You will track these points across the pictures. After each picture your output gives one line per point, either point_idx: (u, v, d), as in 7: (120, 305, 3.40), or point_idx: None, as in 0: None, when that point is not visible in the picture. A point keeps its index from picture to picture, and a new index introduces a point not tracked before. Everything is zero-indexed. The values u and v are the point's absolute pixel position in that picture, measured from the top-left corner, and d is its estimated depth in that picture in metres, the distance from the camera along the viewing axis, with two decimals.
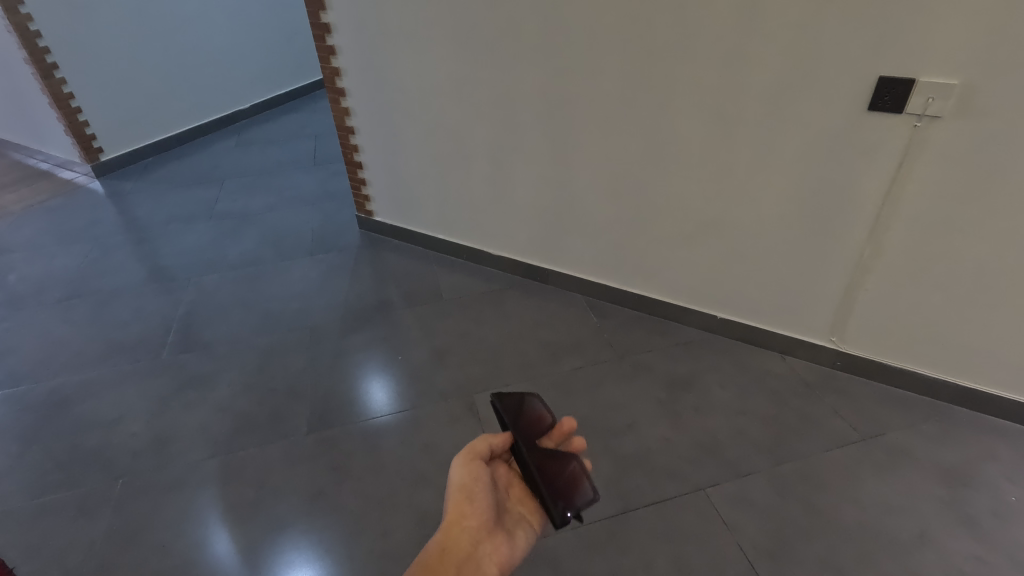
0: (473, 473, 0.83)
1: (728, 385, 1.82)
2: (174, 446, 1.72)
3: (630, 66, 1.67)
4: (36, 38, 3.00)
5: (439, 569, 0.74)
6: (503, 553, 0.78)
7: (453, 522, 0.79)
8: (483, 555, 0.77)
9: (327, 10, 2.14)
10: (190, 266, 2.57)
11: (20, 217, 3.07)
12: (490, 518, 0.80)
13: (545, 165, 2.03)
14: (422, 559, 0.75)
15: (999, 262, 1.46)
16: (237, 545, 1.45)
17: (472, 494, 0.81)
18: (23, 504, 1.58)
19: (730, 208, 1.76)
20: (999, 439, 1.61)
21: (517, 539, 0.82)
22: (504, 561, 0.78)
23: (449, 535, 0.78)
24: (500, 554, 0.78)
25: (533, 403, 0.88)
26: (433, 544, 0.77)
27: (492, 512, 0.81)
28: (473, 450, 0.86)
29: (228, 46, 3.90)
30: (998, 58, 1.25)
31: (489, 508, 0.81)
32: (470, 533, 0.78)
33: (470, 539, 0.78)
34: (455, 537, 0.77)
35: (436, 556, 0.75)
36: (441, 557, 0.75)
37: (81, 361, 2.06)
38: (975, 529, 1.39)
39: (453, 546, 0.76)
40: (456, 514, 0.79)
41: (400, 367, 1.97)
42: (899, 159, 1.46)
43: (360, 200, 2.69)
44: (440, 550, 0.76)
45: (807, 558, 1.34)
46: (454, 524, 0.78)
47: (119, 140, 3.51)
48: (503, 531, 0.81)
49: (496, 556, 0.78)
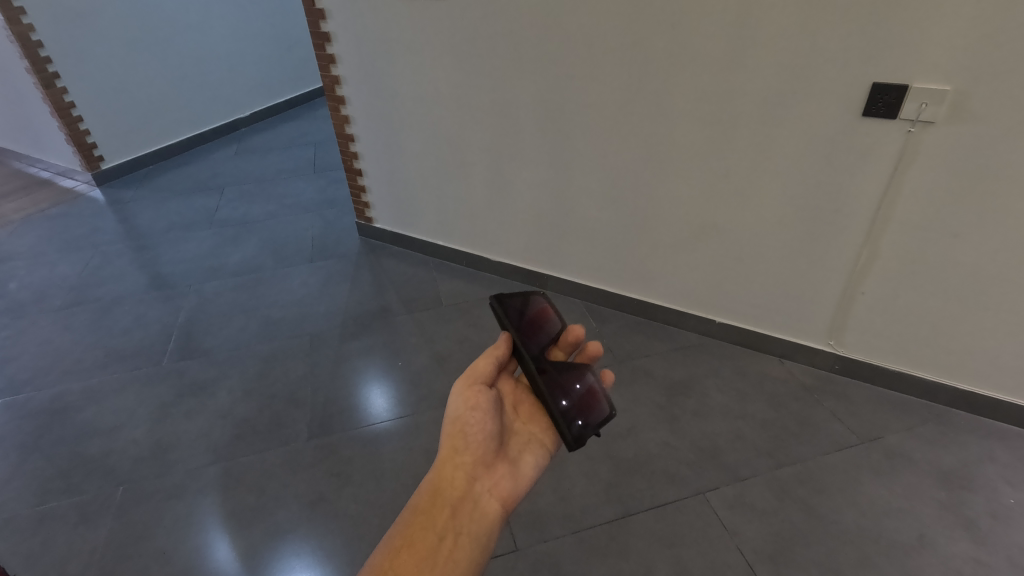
0: (470, 404, 0.85)
1: (727, 389, 1.83)
2: (174, 453, 1.72)
3: (628, 75, 1.69)
4: (38, 48, 3.01)
5: (434, 510, 0.74)
6: (501, 488, 0.80)
7: (447, 459, 0.79)
8: (479, 492, 0.78)
9: (326, 19, 2.16)
10: (190, 273, 2.58)
11: (21, 225, 3.08)
12: (487, 452, 0.82)
13: (543, 172, 2.04)
14: (416, 502, 0.75)
15: (994, 266, 1.48)
16: (238, 551, 1.45)
17: (466, 428, 0.83)
18: (24, 511, 1.58)
19: (727, 214, 1.78)
20: (997, 442, 1.61)
21: (516, 470, 0.84)
22: (503, 495, 0.80)
23: (442, 475, 0.78)
24: (498, 490, 0.80)
25: (535, 303, 0.95)
26: (426, 484, 0.78)
27: (489, 443, 0.83)
28: (474, 373, 0.89)
29: (228, 55, 3.93)
30: (988, 65, 1.27)
31: (486, 440, 0.83)
32: (465, 472, 0.79)
33: (465, 478, 0.78)
34: (449, 475, 0.78)
35: (428, 497, 0.75)
36: (436, 497, 0.75)
37: (82, 368, 2.07)
38: (974, 532, 1.39)
39: (447, 487, 0.77)
40: (449, 451, 0.80)
41: (400, 373, 1.97)
42: (894, 165, 1.47)
43: (360, 207, 2.70)
44: (433, 489, 0.76)
45: (807, 562, 1.34)
46: (446, 463, 0.79)
47: (120, 148, 3.53)
48: (501, 463, 0.83)
49: (494, 491, 0.79)
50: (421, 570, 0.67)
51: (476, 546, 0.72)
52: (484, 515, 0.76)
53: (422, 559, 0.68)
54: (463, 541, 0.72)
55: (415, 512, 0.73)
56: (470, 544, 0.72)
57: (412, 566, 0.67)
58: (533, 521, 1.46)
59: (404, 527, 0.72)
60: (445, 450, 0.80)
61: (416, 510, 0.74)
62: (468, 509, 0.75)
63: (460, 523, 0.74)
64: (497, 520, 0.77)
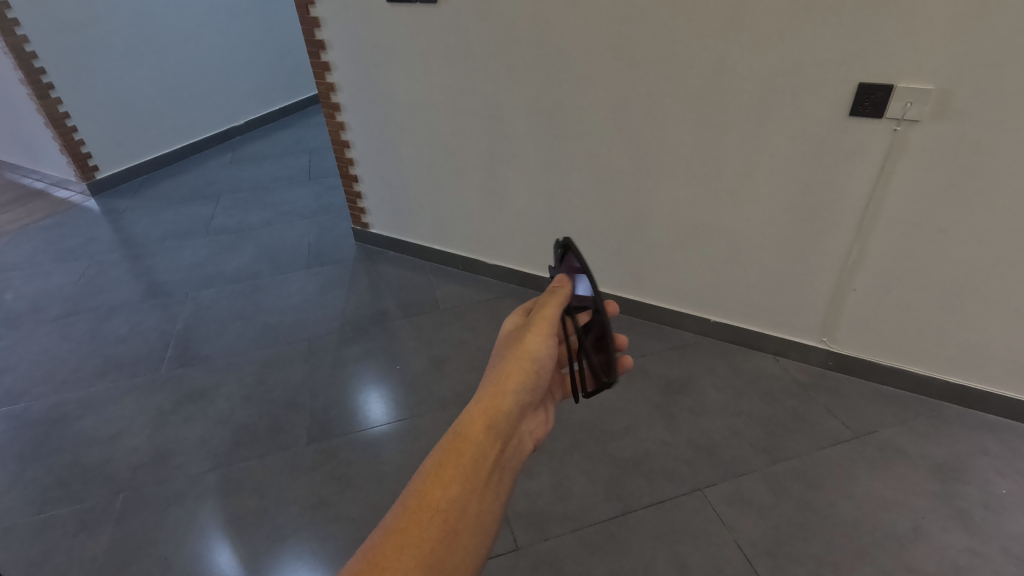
0: (546, 345, 0.80)
1: (723, 387, 1.85)
2: (174, 459, 1.73)
3: (619, 79, 1.71)
4: (31, 59, 3.02)
5: (486, 441, 0.65)
6: (536, 431, 0.78)
7: (502, 395, 0.70)
8: (523, 432, 0.74)
9: (321, 28, 2.19)
10: (187, 281, 2.58)
11: (16, 236, 3.07)
12: (538, 395, 0.78)
13: (536, 174, 2.07)
14: (458, 427, 0.66)
15: (981, 260, 1.51)
16: (239, 556, 1.46)
17: (539, 368, 0.78)
18: (24, 520, 1.58)
19: (719, 214, 1.80)
20: (989, 434, 1.64)
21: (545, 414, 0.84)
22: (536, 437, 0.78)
23: (500, 404, 0.69)
24: (534, 431, 0.78)
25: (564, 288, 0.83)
26: (475, 406, 0.68)
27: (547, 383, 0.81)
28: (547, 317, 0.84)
29: (221, 64, 3.95)
30: (969, 65, 1.30)
31: (543, 379, 0.79)
32: (521, 406, 0.72)
33: (520, 413, 0.71)
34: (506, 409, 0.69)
35: (481, 427, 0.65)
36: (490, 429, 0.66)
37: (80, 377, 2.07)
38: (967, 523, 1.41)
39: (504, 418, 0.68)
40: (513, 384, 0.73)
41: (398, 376, 1.99)
42: (881, 163, 1.50)
43: (356, 212, 2.72)
44: (486, 417, 0.67)
45: (804, 555, 1.36)
46: (506, 393, 0.71)
47: (115, 158, 3.53)
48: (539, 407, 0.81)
49: (532, 433, 0.77)
50: (469, 503, 0.59)
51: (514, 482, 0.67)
52: (520, 451, 0.72)
53: (468, 490, 0.60)
54: (505, 475, 0.66)
55: (463, 440, 0.64)
56: (509, 478, 0.67)
57: (460, 499, 0.59)
58: (533, 519, 1.48)
59: (450, 451, 0.62)
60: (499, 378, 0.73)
61: (464, 436, 0.64)
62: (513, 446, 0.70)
63: (505, 458, 0.67)
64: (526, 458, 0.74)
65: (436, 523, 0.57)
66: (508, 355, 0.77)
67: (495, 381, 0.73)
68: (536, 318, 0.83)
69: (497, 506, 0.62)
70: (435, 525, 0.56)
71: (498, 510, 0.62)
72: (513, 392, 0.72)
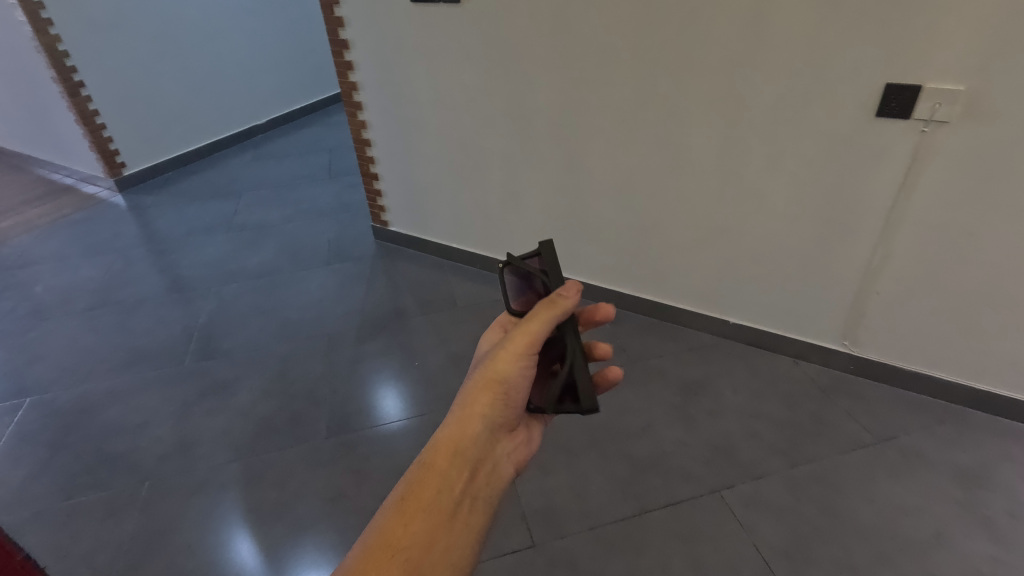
0: (519, 368, 0.71)
1: (741, 389, 1.83)
2: (198, 449, 1.77)
3: (642, 78, 1.71)
4: (63, 58, 3.10)
5: (451, 471, 0.63)
6: (519, 453, 0.73)
7: (466, 422, 0.67)
8: (499, 455, 0.70)
9: (345, 27, 2.22)
10: (210, 277, 2.63)
11: (46, 230, 3.16)
12: (515, 417, 0.73)
13: (556, 173, 2.07)
14: (423, 458, 0.64)
15: (1008, 265, 1.48)
16: (260, 546, 1.48)
17: (509, 392, 0.71)
18: (54, 505, 1.62)
19: (741, 215, 1.79)
20: (1015, 441, 1.61)
21: (530, 434, 0.77)
22: (519, 460, 0.73)
23: (466, 431, 0.67)
24: (516, 454, 0.73)
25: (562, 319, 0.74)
26: (442, 435, 0.66)
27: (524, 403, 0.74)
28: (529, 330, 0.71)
29: (245, 63, 4.02)
30: (1001, 67, 1.28)
31: (520, 400, 0.73)
32: (490, 431, 0.69)
33: (489, 437, 0.68)
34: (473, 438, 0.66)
35: (446, 457, 0.64)
36: (454, 457, 0.64)
37: (107, 368, 2.12)
38: (993, 531, 1.39)
39: (470, 445, 0.66)
40: (482, 409, 0.69)
41: (415, 373, 2.01)
42: (908, 164, 1.48)
43: (376, 210, 2.75)
44: (452, 446, 0.65)
45: (824, 559, 1.35)
46: (475, 416, 0.68)
47: (141, 155, 3.60)
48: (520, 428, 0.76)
49: (512, 455, 0.72)
50: (434, 540, 0.59)
51: (490, 512, 0.65)
52: (498, 478, 0.68)
53: (433, 526, 0.59)
54: (477, 507, 0.64)
55: (430, 472, 0.62)
56: (483, 509, 0.65)
57: (424, 536, 0.58)
58: (550, 517, 1.48)
59: (415, 489, 0.61)
60: (463, 414, 0.68)
61: (430, 467, 0.63)
62: (485, 472, 0.67)
63: (476, 486, 0.65)
64: (507, 485, 0.70)
65: (397, 564, 0.56)
66: (483, 395, 0.69)
67: (461, 412, 0.68)
68: (518, 330, 0.71)
69: (467, 543, 0.61)
70: (397, 564, 0.56)
71: (468, 546, 0.61)
72: (488, 422, 0.69)
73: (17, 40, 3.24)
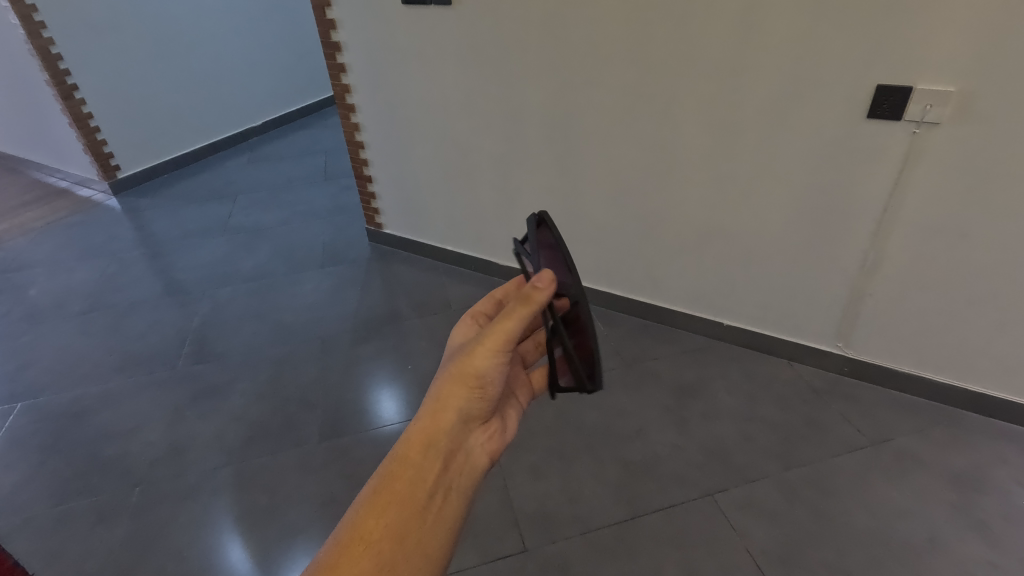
0: (495, 361, 0.69)
1: (736, 392, 1.83)
2: (190, 454, 1.76)
3: (634, 79, 1.71)
4: (56, 61, 3.10)
5: (424, 463, 0.62)
6: (495, 442, 0.72)
7: (439, 413, 0.65)
8: (473, 445, 0.68)
9: (338, 29, 2.21)
10: (204, 280, 2.62)
11: (40, 233, 3.15)
12: (490, 407, 0.72)
13: (549, 175, 2.06)
14: (396, 450, 0.63)
15: (1001, 267, 1.48)
16: (251, 552, 1.48)
17: (485, 385, 0.69)
18: (45, 511, 1.61)
19: (734, 217, 1.79)
20: (1010, 444, 1.60)
21: (506, 422, 0.76)
22: (494, 448, 0.72)
23: (439, 422, 0.65)
24: (491, 443, 0.71)
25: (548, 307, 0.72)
26: (415, 426, 0.65)
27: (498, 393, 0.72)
28: (503, 328, 0.69)
29: (240, 66, 4.01)
30: (992, 68, 1.28)
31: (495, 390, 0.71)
32: (464, 422, 0.67)
33: (462, 428, 0.67)
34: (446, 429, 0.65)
35: (418, 449, 0.63)
36: (427, 448, 0.63)
37: (99, 372, 2.11)
38: (987, 534, 1.38)
39: (443, 436, 0.65)
40: (456, 401, 0.67)
41: (409, 376, 2.00)
42: (900, 166, 1.48)
43: (370, 213, 2.74)
44: (425, 438, 0.64)
45: (817, 563, 1.34)
46: (449, 407, 0.66)
47: (135, 158, 3.59)
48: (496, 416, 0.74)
49: (487, 445, 0.71)
50: (406, 532, 0.58)
51: (465, 501, 0.64)
52: (473, 468, 0.67)
53: (405, 518, 0.59)
54: (452, 497, 0.63)
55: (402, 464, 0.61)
56: (458, 499, 0.64)
57: (396, 529, 0.58)
58: (542, 521, 1.48)
59: (387, 481, 0.60)
60: (435, 407, 0.66)
61: (402, 460, 0.62)
62: (459, 462, 0.66)
63: (450, 477, 0.64)
64: (483, 474, 0.69)
65: (369, 556, 0.56)
66: (458, 388, 0.67)
67: (434, 403, 0.66)
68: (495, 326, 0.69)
69: (441, 534, 0.60)
70: (368, 558, 0.56)
71: (441, 537, 0.60)
72: (462, 413, 0.67)
73: (10, 43, 3.24)
